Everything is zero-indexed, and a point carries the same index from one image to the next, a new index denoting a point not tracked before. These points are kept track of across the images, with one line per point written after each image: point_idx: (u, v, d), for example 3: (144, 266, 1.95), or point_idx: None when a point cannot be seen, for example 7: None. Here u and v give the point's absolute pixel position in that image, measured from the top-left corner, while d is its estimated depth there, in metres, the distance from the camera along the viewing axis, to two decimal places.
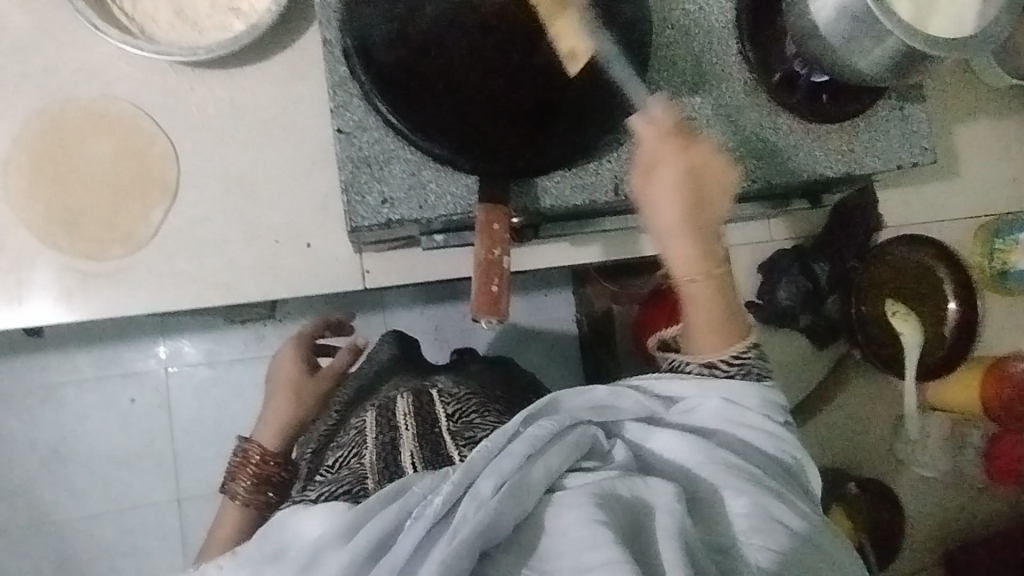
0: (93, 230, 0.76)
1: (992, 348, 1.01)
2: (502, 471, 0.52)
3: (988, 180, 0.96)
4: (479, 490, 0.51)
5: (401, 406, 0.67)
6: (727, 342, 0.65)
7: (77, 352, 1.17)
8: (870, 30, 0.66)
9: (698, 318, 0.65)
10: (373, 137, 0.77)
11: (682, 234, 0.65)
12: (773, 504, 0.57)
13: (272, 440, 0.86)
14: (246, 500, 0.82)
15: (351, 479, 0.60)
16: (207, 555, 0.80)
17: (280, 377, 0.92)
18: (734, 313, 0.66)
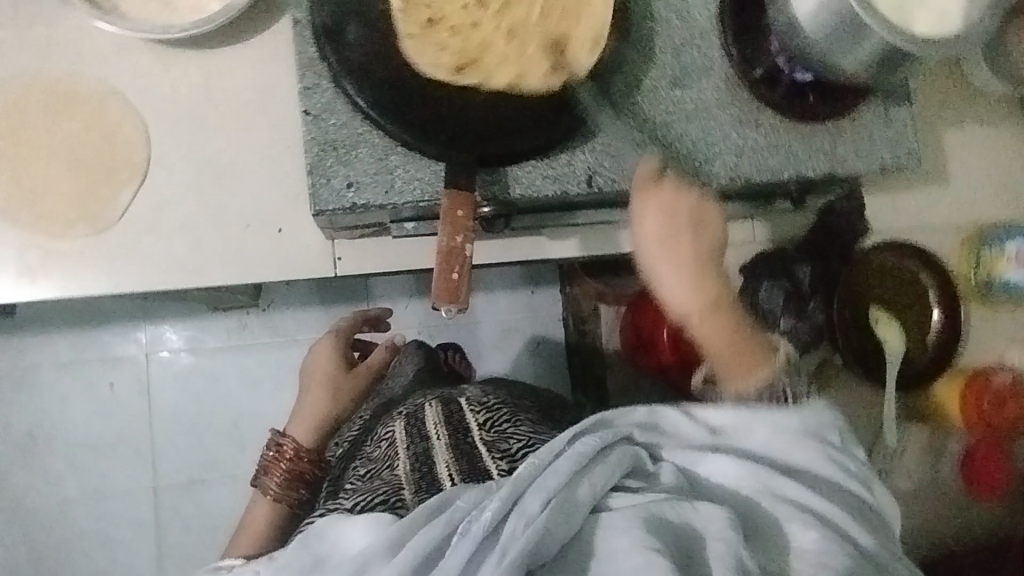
0: (60, 208, 0.76)
1: (975, 357, 0.99)
2: (547, 487, 0.50)
3: (974, 186, 0.99)
4: (526, 507, 0.49)
5: (431, 415, 0.69)
6: (756, 369, 0.64)
7: (56, 335, 1.35)
8: (852, 28, 0.63)
9: (724, 356, 0.65)
10: (339, 119, 0.66)
11: (685, 279, 0.65)
12: (845, 541, 0.52)
13: (307, 436, 0.90)
14: (278, 496, 0.84)
15: (388, 489, 0.62)
16: (236, 548, 0.81)
17: (316, 372, 0.98)
18: (753, 334, 0.65)
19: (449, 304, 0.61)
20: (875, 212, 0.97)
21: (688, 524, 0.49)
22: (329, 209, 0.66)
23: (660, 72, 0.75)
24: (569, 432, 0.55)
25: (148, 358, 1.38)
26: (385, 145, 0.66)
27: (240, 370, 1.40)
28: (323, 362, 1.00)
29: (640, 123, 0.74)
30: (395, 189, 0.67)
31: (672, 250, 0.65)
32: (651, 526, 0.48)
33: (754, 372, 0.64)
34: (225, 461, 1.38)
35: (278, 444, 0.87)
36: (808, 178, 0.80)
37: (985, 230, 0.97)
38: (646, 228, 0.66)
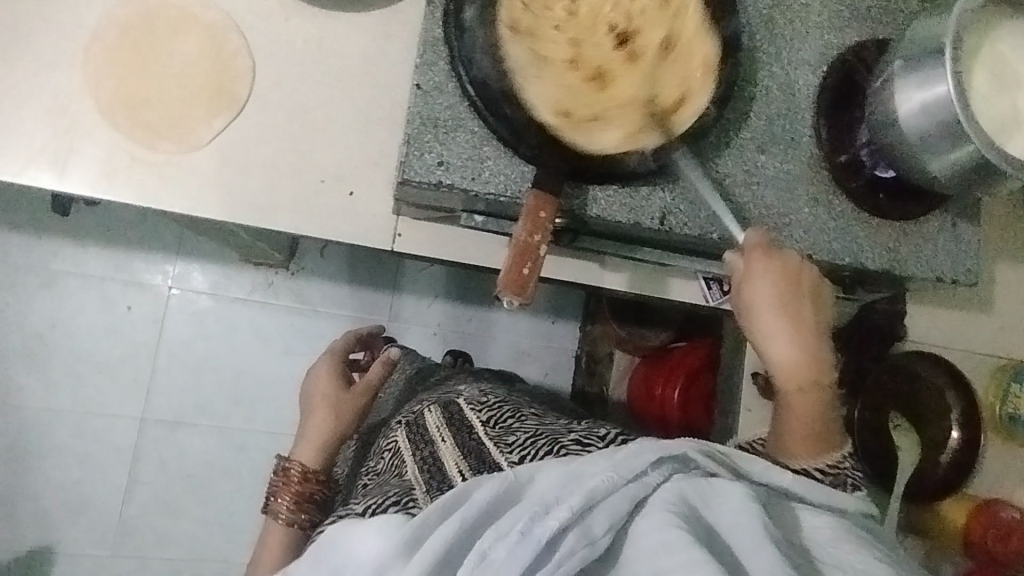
0: (154, 122, 0.78)
1: (983, 487, 0.98)
2: (618, 510, 0.45)
3: (1014, 320, 1.00)
4: (592, 525, 0.45)
5: (433, 421, 0.70)
6: (823, 452, 0.65)
7: (89, 247, 1.36)
8: (949, 136, 0.66)
9: (796, 428, 0.66)
10: (447, 101, 0.69)
11: (800, 351, 0.67)
12: (851, 520, 0.48)
13: (314, 456, 0.88)
14: (289, 519, 0.84)
15: (399, 492, 0.60)
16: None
17: (317, 395, 0.95)
18: (835, 425, 0.67)
19: (513, 296, 0.63)
20: (916, 322, 0.98)
21: (708, 506, 0.46)
22: (414, 181, 0.67)
23: (749, 134, 0.78)
24: (654, 454, 0.48)
25: (171, 291, 1.39)
26: (482, 135, 0.69)
27: (255, 325, 1.41)
28: (324, 382, 0.96)
29: (722, 176, 0.76)
30: (481, 178, 0.68)
31: (788, 312, 0.68)
32: (675, 509, 0.44)
33: (821, 452, 0.65)
34: (217, 410, 1.38)
35: (286, 469, 0.87)
36: (867, 270, 0.81)
37: (1018, 366, 0.98)
38: (771, 282, 0.68)
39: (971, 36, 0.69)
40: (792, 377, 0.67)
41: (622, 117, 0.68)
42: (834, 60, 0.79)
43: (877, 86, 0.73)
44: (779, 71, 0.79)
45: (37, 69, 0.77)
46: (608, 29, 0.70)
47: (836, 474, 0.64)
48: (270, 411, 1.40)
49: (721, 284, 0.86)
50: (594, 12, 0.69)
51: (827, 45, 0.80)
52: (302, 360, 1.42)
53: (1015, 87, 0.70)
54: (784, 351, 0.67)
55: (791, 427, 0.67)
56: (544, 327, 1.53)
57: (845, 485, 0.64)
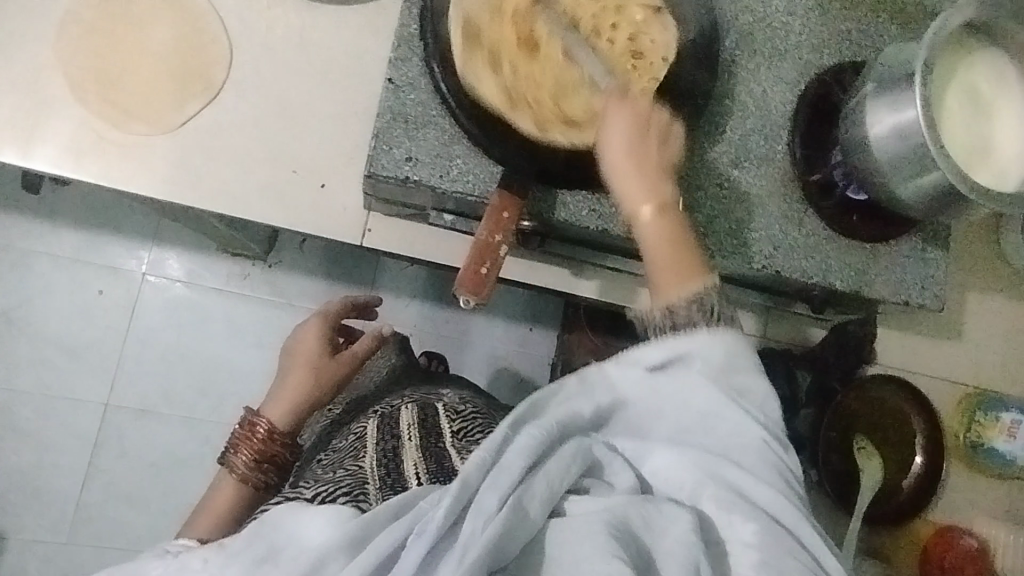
0: (126, 102, 0.77)
1: (945, 514, 0.98)
2: (503, 486, 0.46)
3: (983, 348, 1.01)
4: (482, 504, 0.45)
5: (406, 417, 0.69)
6: (690, 276, 0.56)
7: (62, 229, 1.34)
8: (917, 160, 0.66)
9: (656, 258, 0.58)
10: (420, 98, 0.68)
11: (637, 176, 0.59)
12: (789, 539, 0.48)
13: (283, 417, 0.86)
14: (244, 477, 0.80)
15: (352, 483, 0.59)
16: (194, 527, 0.76)
17: (300, 351, 0.93)
18: (697, 253, 0.58)
19: (470, 293, 0.62)
20: (885, 345, 0.98)
21: (651, 532, 0.45)
22: (381, 174, 0.67)
23: (724, 148, 0.78)
24: (512, 421, 0.49)
25: (144, 277, 1.37)
26: (453, 133, 0.68)
27: (228, 316, 1.40)
28: (311, 342, 0.94)
29: (694, 188, 0.76)
30: (449, 176, 0.68)
31: (635, 146, 0.60)
32: (618, 534, 0.44)
33: (691, 280, 0.56)
34: (184, 400, 1.36)
35: (252, 423, 0.85)
36: (835, 290, 0.81)
37: (983, 395, 0.98)
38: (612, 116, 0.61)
39: (944, 63, 0.70)
40: (643, 203, 0.59)
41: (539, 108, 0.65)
42: (812, 80, 0.80)
43: (852, 107, 0.73)
44: (756, 87, 0.79)
45: (9, 43, 0.76)
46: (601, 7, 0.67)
47: (699, 300, 0.55)
48: (238, 404, 1.38)
49: None
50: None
51: (805, 64, 0.80)
52: (273, 353, 1.40)
53: (985, 116, 0.70)
54: (619, 158, 0.59)
55: (657, 264, 0.58)
56: (521, 333, 1.52)
57: (683, 323, 0.55)
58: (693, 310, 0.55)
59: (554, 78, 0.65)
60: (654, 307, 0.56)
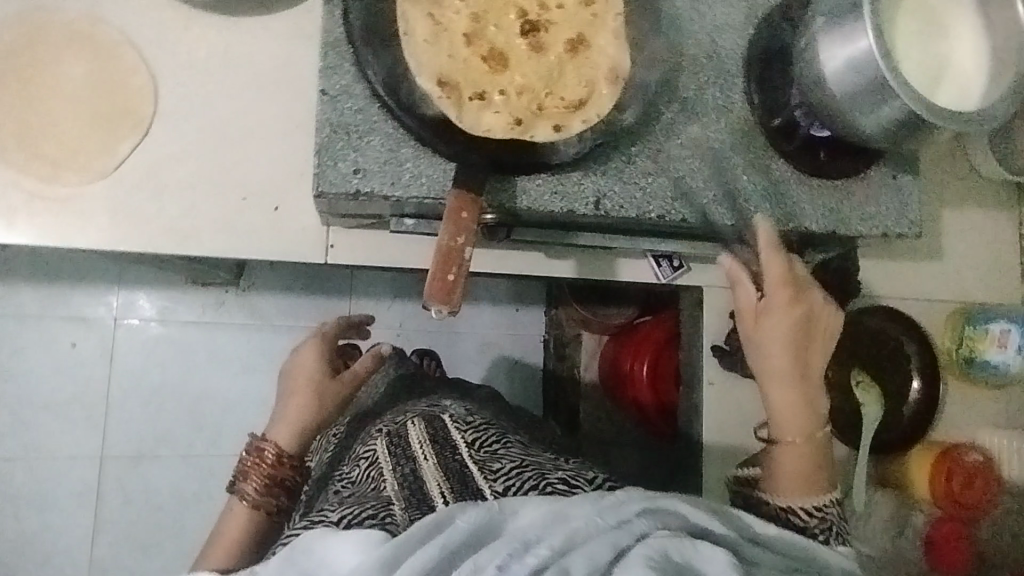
0: (53, 152, 0.73)
1: (948, 433, 0.99)
2: (597, 559, 0.45)
3: (965, 264, 1.01)
4: (569, 567, 0.45)
5: (417, 434, 0.68)
6: (811, 491, 0.67)
7: (21, 286, 1.29)
8: (875, 90, 0.64)
9: (787, 465, 0.68)
10: (359, 104, 0.65)
11: (798, 403, 0.69)
12: None
13: (288, 439, 0.86)
14: (255, 502, 0.82)
15: (376, 506, 0.59)
16: (208, 559, 0.79)
17: (301, 374, 0.92)
18: (824, 471, 0.68)
19: (440, 304, 0.58)
20: (868, 277, 0.98)
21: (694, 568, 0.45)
22: (331, 191, 0.64)
23: (679, 108, 0.75)
24: (643, 506, 0.49)
25: (117, 321, 1.33)
26: (399, 136, 0.65)
27: (210, 348, 1.37)
28: (308, 365, 0.94)
29: (656, 151, 0.73)
30: (402, 181, 0.65)
31: (795, 349, 0.70)
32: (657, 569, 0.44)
33: (812, 490, 0.67)
34: (179, 438, 1.34)
35: (258, 449, 0.85)
36: (812, 233, 0.80)
37: (971, 310, 0.98)
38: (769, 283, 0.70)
39: None
40: (789, 425, 0.69)
41: (437, 51, 0.64)
42: (760, 22, 0.77)
43: (802, 45, 0.71)
44: (704, 37, 0.76)
45: None
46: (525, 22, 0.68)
47: (817, 509, 0.66)
48: (236, 433, 1.36)
49: (670, 260, 0.87)
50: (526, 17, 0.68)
51: (751, 5, 0.77)
52: (261, 377, 1.38)
53: (939, 35, 0.69)
54: (778, 364, 0.69)
55: (785, 467, 0.68)
56: (509, 317, 1.51)
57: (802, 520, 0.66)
58: (815, 523, 0.66)
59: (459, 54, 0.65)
60: (773, 500, 0.68)
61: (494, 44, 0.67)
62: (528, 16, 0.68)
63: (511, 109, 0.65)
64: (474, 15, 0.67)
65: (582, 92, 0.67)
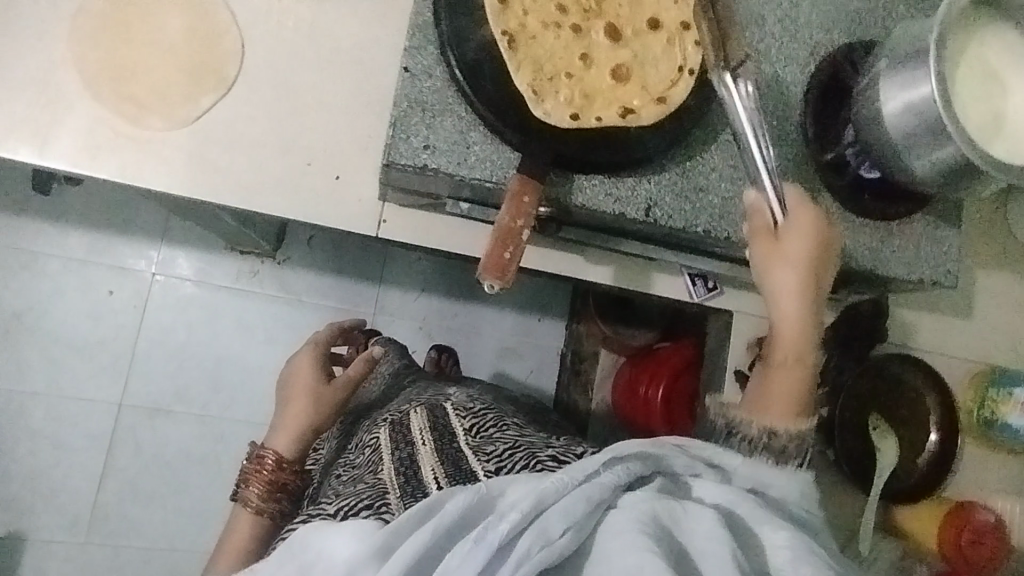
0: (139, 96, 0.77)
1: (960, 492, 0.99)
2: (574, 513, 0.48)
3: (995, 326, 1.02)
4: (548, 527, 0.47)
5: (417, 423, 0.71)
6: (796, 416, 0.64)
7: (70, 230, 1.34)
8: (933, 133, 0.66)
9: (778, 387, 0.65)
10: (437, 85, 0.68)
11: (796, 326, 0.67)
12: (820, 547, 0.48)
13: (287, 444, 0.88)
14: (259, 508, 0.84)
15: (372, 495, 0.61)
16: (217, 566, 0.79)
17: (296, 384, 0.95)
18: (810, 396, 0.66)
19: (494, 279, 0.62)
20: (898, 325, 0.99)
21: (678, 528, 0.48)
22: (399, 163, 0.67)
23: (736, 130, 0.77)
24: (607, 456, 0.52)
25: (154, 276, 1.37)
26: (469, 120, 0.68)
27: (239, 314, 1.40)
28: (302, 376, 0.96)
29: (707, 169, 0.75)
30: (467, 162, 0.68)
31: (805, 272, 0.68)
32: (648, 531, 0.46)
33: (796, 416, 0.64)
34: (197, 398, 1.37)
35: (259, 457, 0.87)
36: (850, 269, 0.82)
37: (996, 372, 0.99)
38: (794, 219, 0.68)
39: (957, 40, 0.70)
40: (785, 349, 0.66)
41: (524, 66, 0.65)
42: (822, 61, 0.80)
43: (864, 86, 0.74)
44: (767, 68, 0.79)
45: (24, 40, 0.76)
46: (578, 43, 0.68)
47: (799, 437, 0.62)
48: (251, 400, 1.39)
49: (705, 280, 0.89)
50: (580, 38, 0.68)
51: (816, 45, 0.80)
52: (283, 349, 1.41)
53: (999, 92, 0.71)
54: (786, 284, 0.67)
55: (774, 390, 0.65)
56: (531, 325, 1.53)
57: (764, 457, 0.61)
58: (790, 446, 0.62)
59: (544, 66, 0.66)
60: (757, 418, 0.63)
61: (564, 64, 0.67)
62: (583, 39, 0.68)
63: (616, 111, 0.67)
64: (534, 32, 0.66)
65: (663, 87, 0.69)
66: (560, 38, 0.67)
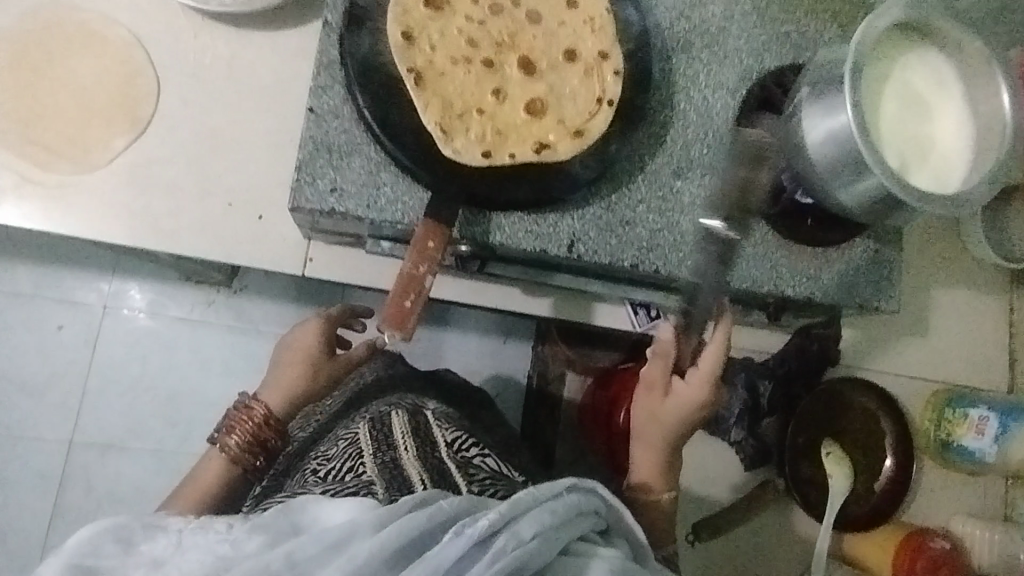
0: (51, 139, 0.75)
1: (918, 516, 0.97)
2: (542, 523, 0.49)
3: (950, 345, 1.00)
4: (519, 530, 0.48)
5: (398, 425, 0.68)
6: (665, 542, 0.77)
7: (18, 266, 1.32)
8: (854, 164, 0.64)
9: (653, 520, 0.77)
10: (344, 125, 0.66)
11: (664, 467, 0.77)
12: None
13: (278, 405, 0.85)
14: (233, 457, 0.81)
15: (358, 485, 0.58)
16: (179, 501, 0.81)
17: (300, 343, 0.88)
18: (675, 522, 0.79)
19: (393, 328, 0.60)
20: (849, 348, 0.97)
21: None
22: (306, 207, 0.65)
23: (664, 160, 0.75)
24: (572, 480, 0.54)
25: (106, 309, 1.35)
26: (379, 160, 0.66)
27: (195, 345, 1.37)
28: (308, 335, 0.88)
29: (634, 202, 0.74)
30: (377, 205, 0.66)
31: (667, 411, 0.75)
32: None
33: (666, 535, 0.78)
34: (152, 433, 1.34)
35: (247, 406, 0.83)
36: (788, 298, 0.79)
37: (951, 392, 0.97)
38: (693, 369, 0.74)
39: (882, 65, 0.69)
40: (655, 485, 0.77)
41: (431, 101, 0.64)
42: (753, 84, 0.78)
43: (790, 112, 0.72)
44: (697, 94, 0.77)
45: None
46: (491, 77, 0.67)
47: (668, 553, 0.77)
48: (209, 433, 1.36)
49: (648, 309, 0.86)
50: (493, 72, 0.67)
51: (747, 70, 0.79)
52: (242, 380, 1.38)
53: (926, 118, 0.69)
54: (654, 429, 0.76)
55: (653, 518, 0.78)
56: (497, 348, 1.51)
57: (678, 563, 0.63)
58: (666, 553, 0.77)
59: (455, 99, 0.65)
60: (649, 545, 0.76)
61: (476, 98, 0.66)
62: (496, 73, 0.67)
63: (529, 146, 0.66)
64: (443, 68, 0.65)
65: (582, 119, 0.68)
66: (470, 74, 0.66)
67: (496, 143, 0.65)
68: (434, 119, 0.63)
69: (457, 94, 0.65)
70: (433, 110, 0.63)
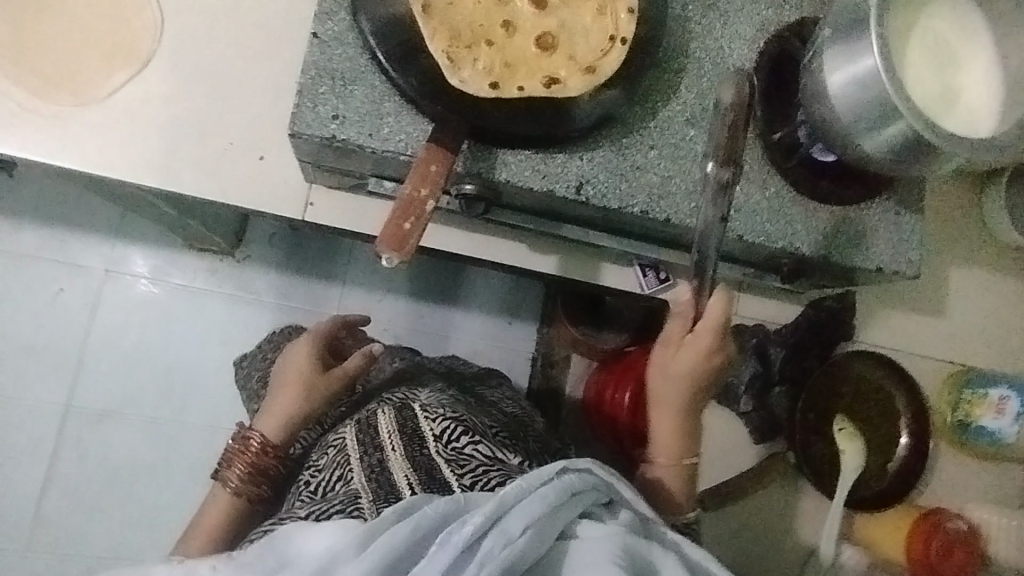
0: (50, 71, 0.74)
1: (934, 500, 0.93)
2: (532, 513, 0.50)
3: (968, 324, 0.96)
4: (507, 526, 0.49)
5: (384, 423, 0.64)
6: (678, 510, 0.75)
7: (21, 226, 1.31)
8: (877, 105, 0.62)
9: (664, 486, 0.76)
10: (348, 53, 0.64)
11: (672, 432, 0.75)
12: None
13: (274, 431, 0.81)
14: (238, 490, 0.79)
15: (345, 499, 0.60)
16: (192, 545, 0.78)
17: (291, 370, 0.86)
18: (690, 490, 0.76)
19: (392, 252, 0.59)
20: (865, 322, 0.93)
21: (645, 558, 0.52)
22: (306, 133, 0.63)
23: (677, 107, 0.72)
24: (559, 465, 0.54)
25: (106, 274, 1.33)
26: (383, 90, 0.64)
27: (195, 314, 1.36)
28: (300, 361, 0.88)
29: (644, 148, 0.71)
30: (379, 134, 0.64)
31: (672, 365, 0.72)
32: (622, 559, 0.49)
33: (678, 502, 0.76)
34: (148, 400, 1.32)
35: (245, 437, 0.81)
36: (801, 256, 0.76)
37: (970, 371, 0.94)
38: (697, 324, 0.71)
39: (908, 10, 0.66)
40: (662, 449, 0.75)
41: (438, 29, 0.61)
42: (771, 36, 0.76)
43: (810, 58, 0.69)
44: (712, 43, 0.75)
45: None
46: (502, 9, 0.64)
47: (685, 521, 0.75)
48: (206, 403, 1.34)
49: (655, 270, 0.83)
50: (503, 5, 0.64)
51: (764, 21, 0.76)
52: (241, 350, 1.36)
53: (953, 65, 0.66)
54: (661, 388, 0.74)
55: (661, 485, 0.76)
56: (501, 328, 1.48)
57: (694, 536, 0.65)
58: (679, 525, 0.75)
59: (463, 28, 0.62)
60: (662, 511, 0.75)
61: (485, 29, 0.63)
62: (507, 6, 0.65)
63: (540, 80, 0.63)
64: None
65: (595, 56, 0.65)
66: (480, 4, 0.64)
67: (504, 75, 0.62)
68: (441, 48, 0.61)
69: (465, 23, 0.62)
70: (439, 37, 0.61)
